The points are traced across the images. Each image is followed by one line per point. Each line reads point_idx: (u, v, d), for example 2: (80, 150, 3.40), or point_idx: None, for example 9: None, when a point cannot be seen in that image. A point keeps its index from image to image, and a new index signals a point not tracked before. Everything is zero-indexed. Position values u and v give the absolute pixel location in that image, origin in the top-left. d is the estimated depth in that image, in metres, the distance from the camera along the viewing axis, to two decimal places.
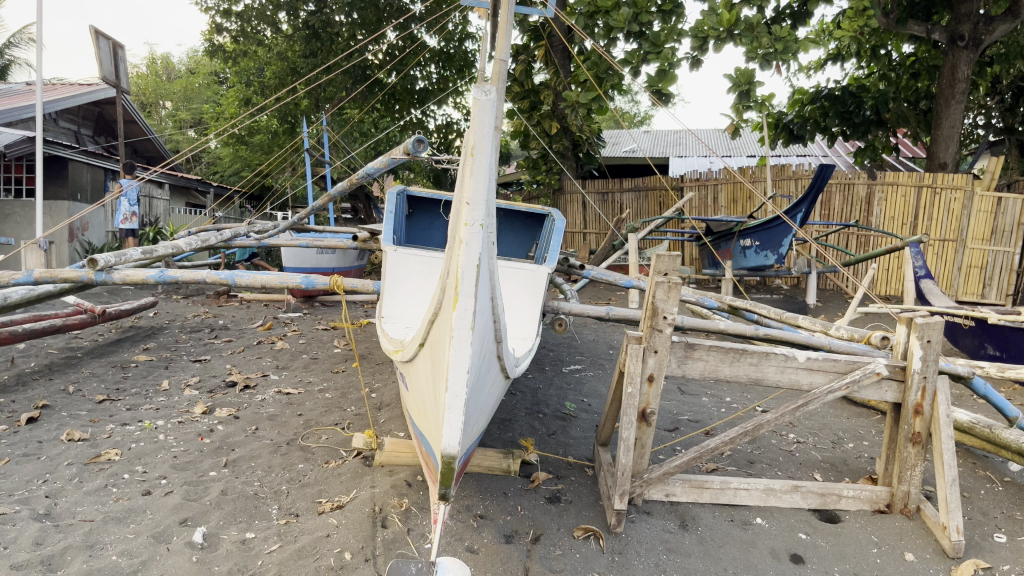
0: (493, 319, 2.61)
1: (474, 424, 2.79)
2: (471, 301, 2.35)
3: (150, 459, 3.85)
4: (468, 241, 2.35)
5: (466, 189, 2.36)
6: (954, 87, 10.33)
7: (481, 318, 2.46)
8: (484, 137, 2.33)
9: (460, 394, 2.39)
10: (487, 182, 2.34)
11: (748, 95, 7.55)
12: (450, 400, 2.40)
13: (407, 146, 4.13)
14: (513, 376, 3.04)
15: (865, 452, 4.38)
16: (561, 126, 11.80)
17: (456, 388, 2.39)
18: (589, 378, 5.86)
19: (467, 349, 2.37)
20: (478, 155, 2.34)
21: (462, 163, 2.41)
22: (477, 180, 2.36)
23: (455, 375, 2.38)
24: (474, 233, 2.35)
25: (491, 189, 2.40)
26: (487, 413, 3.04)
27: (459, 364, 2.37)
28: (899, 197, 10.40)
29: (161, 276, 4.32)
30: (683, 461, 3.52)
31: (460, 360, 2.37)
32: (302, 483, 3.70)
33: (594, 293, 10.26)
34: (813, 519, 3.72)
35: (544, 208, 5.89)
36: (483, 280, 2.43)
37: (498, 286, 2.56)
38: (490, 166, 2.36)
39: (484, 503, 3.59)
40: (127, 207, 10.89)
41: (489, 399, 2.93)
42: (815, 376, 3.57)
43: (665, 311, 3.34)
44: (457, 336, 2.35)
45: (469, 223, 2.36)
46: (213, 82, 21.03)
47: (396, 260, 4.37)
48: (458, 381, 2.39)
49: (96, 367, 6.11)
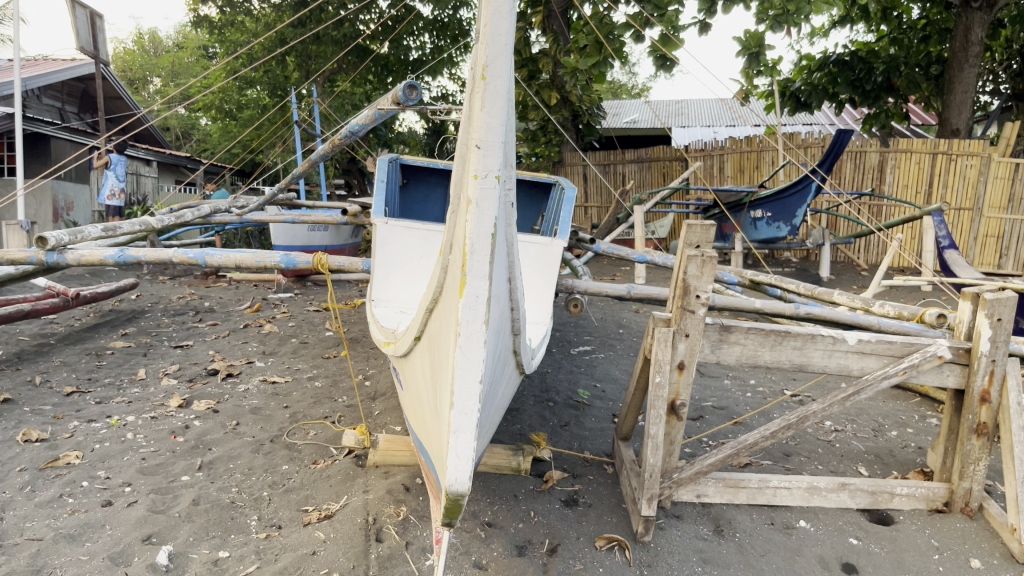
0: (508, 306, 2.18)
1: (486, 430, 2.42)
2: (485, 291, 1.92)
3: (116, 463, 3.42)
4: (479, 203, 1.90)
5: (475, 130, 1.89)
6: (968, 50, 9.79)
7: (496, 312, 2.05)
8: (499, 54, 1.84)
9: (471, 412, 2.01)
10: (501, 122, 1.87)
11: (757, 59, 7.05)
12: (457, 419, 2.01)
13: (396, 96, 3.63)
14: (531, 369, 2.65)
15: (911, 441, 3.96)
16: (561, 96, 11.26)
17: (464, 404, 2.00)
18: (600, 361, 5.43)
19: (481, 356, 1.97)
20: (492, 79, 1.85)
21: (469, 91, 1.95)
22: (490, 116, 1.88)
23: (461, 388, 1.99)
24: (487, 187, 1.90)
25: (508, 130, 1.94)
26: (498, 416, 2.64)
27: (467, 376, 1.97)
28: (913, 164, 9.93)
29: (121, 257, 3.84)
30: (718, 459, 3.10)
31: (471, 370, 1.97)
32: (286, 488, 3.28)
33: (598, 268, 9.80)
34: (863, 520, 3.30)
35: (548, 178, 5.41)
36: (497, 253, 1.99)
37: (517, 262, 2.13)
38: (508, 98, 1.90)
39: (493, 509, 3.17)
40: (115, 183, 10.29)
41: (501, 401, 2.53)
42: (866, 361, 3.14)
43: (699, 289, 2.88)
44: (466, 335, 1.94)
45: (479, 175, 1.90)
46: (199, 55, 20.33)
47: (386, 235, 3.91)
48: (467, 396, 2.00)
49: (68, 355, 5.66)
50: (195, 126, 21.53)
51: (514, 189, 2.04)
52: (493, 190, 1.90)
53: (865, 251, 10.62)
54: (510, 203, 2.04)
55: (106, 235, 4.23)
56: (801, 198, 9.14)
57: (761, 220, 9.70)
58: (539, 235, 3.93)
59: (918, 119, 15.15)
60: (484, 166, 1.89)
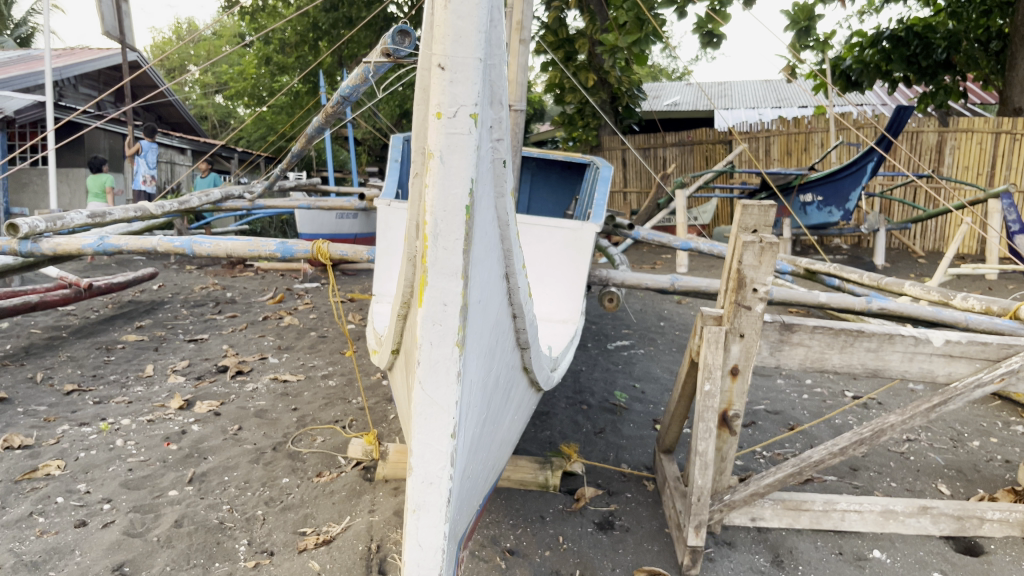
0: (495, 320, 1.80)
1: (481, 466, 2.08)
2: (456, 298, 1.57)
3: (99, 474, 3.09)
4: (445, 156, 1.51)
5: (436, 46, 1.46)
6: None
7: (477, 330, 1.70)
8: None
9: (439, 480, 1.68)
10: (474, 41, 1.45)
11: (807, 33, 6.47)
12: (419, 491, 1.68)
13: (387, 42, 3.21)
14: (548, 386, 2.36)
15: (997, 454, 3.47)
16: (598, 77, 10.71)
17: (429, 465, 1.67)
18: (640, 357, 5.00)
19: (452, 396, 1.63)
20: None
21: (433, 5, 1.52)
22: (458, 28, 1.44)
23: (425, 436, 1.66)
24: (460, 130, 1.49)
25: (489, 55, 1.51)
26: (505, 440, 2.28)
27: (435, 424, 1.65)
28: (974, 144, 9.28)
29: (101, 246, 3.69)
30: (777, 480, 2.66)
31: (439, 417, 1.64)
32: (283, 505, 2.91)
33: (638, 257, 9.31)
34: (948, 550, 2.83)
35: (579, 159, 4.98)
36: (473, 249, 1.60)
37: (498, 263, 1.74)
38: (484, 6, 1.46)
39: (516, 533, 2.77)
40: (145, 169, 9.79)
41: (502, 429, 2.17)
42: (955, 366, 2.66)
43: (756, 281, 2.44)
44: (431, 364, 1.61)
45: (444, 115, 1.49)
46: (235, 44, 20.03)
47: (391, 222, 3.53)
48: (434, 457, 1.67)
49: (77, 348, 5.35)
50: (232, 114, 21.31)
51: (505, 142, 1.64)
52: (466, 141, 1.50)
53: (922, 237, 9.98)
54: (498, 163, 1.65)
55: (92, 221, 4.09)
56: (855, 179, 8.58)
57: (812, 205, 9.10)
58: (567, 219, 3.46)
59: (976, 99, 14.18)
60: (454, 105, 1.48)
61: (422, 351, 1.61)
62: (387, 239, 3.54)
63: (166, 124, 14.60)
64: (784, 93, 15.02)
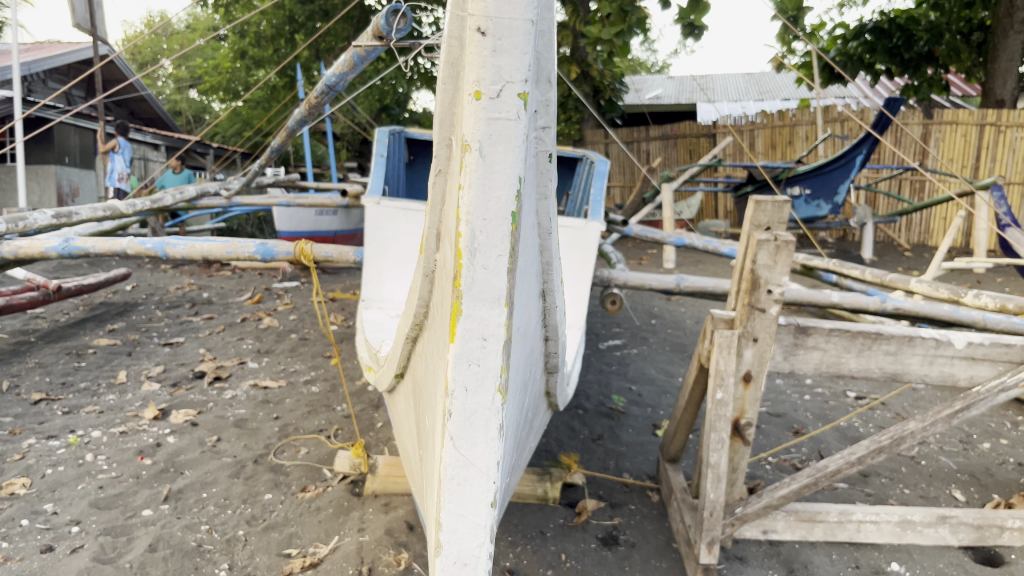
0: (526, 352, 1.66)
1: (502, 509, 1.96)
2: (498, 332, 1.42)
3: (67, 493, 2.89)
4: (485, 149, 1.33)
5: (478, 11, 1.27)
6: (1013, 16, 8.86)
7: (514, 366, 1.56)
8: None
9: (476, 560, 1.54)
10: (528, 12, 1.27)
11: (796, 23, 6.28)
12: (450, 571, 1.55)
13: (378, 24, 3.03)
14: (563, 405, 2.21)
15: (1009, 457, 3.35)
16: (581, 71, 10.48)
17: (464, 543, 1.53)
18: (633, 357, 4.84)
19: (490, 454, 1.50)
20: None
21: None
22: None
23: (460, 506, 1.52)
24: (507, 123, 1.32)
25: (538, 23, 1.33)
26: (523, 465, 2.15)
27: (471, 491, 1.51)
28: (959, 136, 9.20)
29: (66, 249, 3.52)
30: (792, 491, 2.51)
31: (476, 479, 1.51)
32: (266, 524, 2.73)
33: (624, 253, 9.16)
34: (967, 561, 2.70)
35: (571, 152, 4.85)
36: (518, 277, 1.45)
37: (530, 287, 1.58)
38: None
39: (516, 550, 2.60)
40: (122, 167, 9.49)
41: (521, 461, 2.03)
42: (977, 369, 2.52)
43: (770, 281, 2.28)
44: (465, 416, 1.47)
45: (484, 95, 1.31)
46: (209, 38, 19.59)
47: (378, 219, 3.36)
48: (470, 532, 1.53)
49: (45, 354, 5.10)
50: (206, 110, 20.88)
51: (549, 134, 1.47)
52: (513, 128, 1.33)
53: (907, 230, 9.91)
54: (542, 157, 1.49)
55: (58, 221, 3.88)
56: (844, 172, 8.49)
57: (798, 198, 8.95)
58: (571, 218, 3.32)
59: (958, 91, 14.13)
60: (499, 82, 1.30)
61: (455, 401, 1.47)
62: (377, 238, 3.37)
63: (140, 119, 14.24)
64: (768, 86, 14.93)
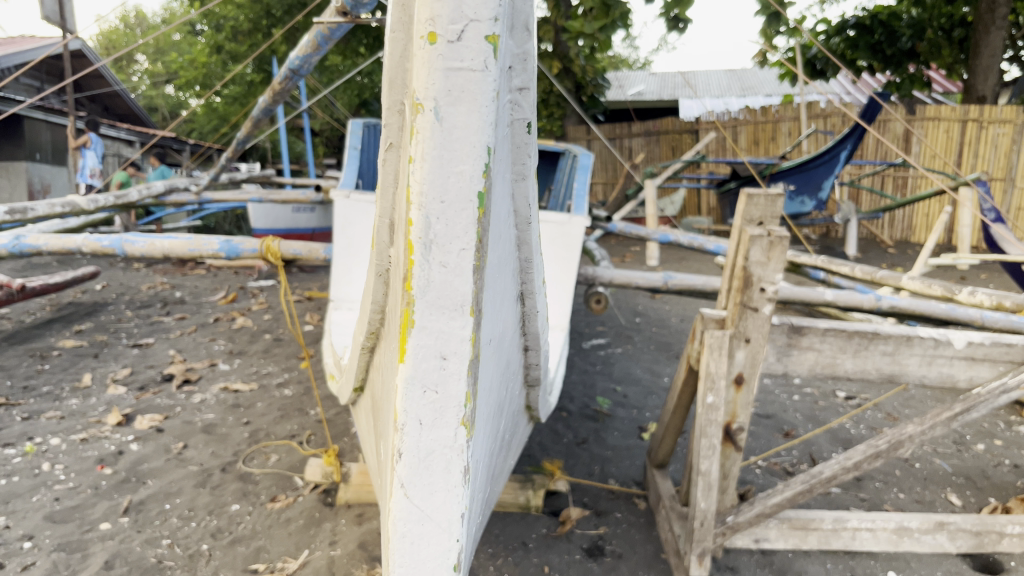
0: (497, 378, 1.52)
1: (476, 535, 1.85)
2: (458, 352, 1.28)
3: (20, 505, 2.72)
4: (440, 111, 1.16)
5: None
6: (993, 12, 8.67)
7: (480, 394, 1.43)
8: None
9: None
10: None
11: (780, 18, 6.15)
12: None
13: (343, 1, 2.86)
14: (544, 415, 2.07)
15: (1004, 458, 3.27)
16: (563, 66, 10.33)
17: None
18: (617, 356, 4.73)
19: (449, 507, 1.38)
20: None
21: None
22: None
23: (414, 565, 1.41)
24: (467, 87, 1.15)
25: None
26: (503, 480, 2.02)
27: (429, 550, 1.40)
28: (942, 132, 9.16)
29: (18, 246, 3.33)
30: (786, 498, 2.40)
31: (434, 535, 1.40)
32: (233, 537, 2.58)
33: (606, 250, 9.03)
34: (967, 569, 2.60)
35: (552, 146, 4.72)
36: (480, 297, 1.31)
37: (500, 302, 1.44)
38: None
39: (496, 563, 2.47)
40: (93, 163, 9.26)
41: (499, 479, 1.90)
42: (977, 370, 2.41)
43: (763, 278, 2.15)
44: (419, 455, 1.35)
45: (441, 39, 1.12)
46: (185, 32, 19.27)
47: (349, 213, 3.24)
48: None
49: (7, 356, 4.91)
50: (182, 105, 20.54)
51: (523, 98, 1.31)
52: (477, 83, 1.15)
53: (890, 227, 9.88)
54: (518, 126, 1.33)
55: (13, 217, 3.69)
56: (829, 168, 8.41)
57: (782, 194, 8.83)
58: (555, 212, 3.21)
59: (941, 88, 14.09)
60: (460, 21, 1.11)
61: (408, 437, 1.34)
62: (349, 234, 3.24)
63: (113, 114, 13.93)
64: (750, 82, 14.87)
